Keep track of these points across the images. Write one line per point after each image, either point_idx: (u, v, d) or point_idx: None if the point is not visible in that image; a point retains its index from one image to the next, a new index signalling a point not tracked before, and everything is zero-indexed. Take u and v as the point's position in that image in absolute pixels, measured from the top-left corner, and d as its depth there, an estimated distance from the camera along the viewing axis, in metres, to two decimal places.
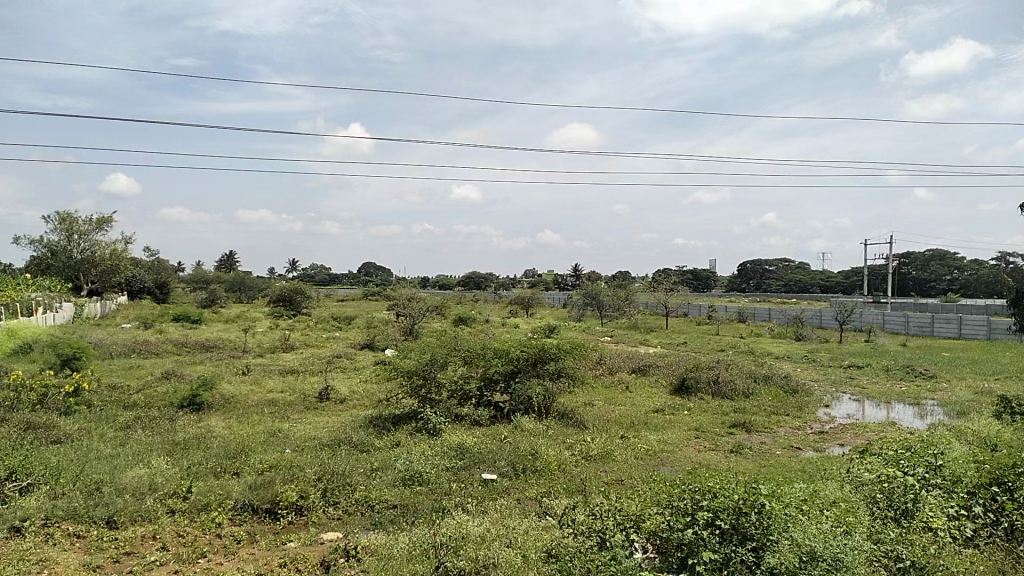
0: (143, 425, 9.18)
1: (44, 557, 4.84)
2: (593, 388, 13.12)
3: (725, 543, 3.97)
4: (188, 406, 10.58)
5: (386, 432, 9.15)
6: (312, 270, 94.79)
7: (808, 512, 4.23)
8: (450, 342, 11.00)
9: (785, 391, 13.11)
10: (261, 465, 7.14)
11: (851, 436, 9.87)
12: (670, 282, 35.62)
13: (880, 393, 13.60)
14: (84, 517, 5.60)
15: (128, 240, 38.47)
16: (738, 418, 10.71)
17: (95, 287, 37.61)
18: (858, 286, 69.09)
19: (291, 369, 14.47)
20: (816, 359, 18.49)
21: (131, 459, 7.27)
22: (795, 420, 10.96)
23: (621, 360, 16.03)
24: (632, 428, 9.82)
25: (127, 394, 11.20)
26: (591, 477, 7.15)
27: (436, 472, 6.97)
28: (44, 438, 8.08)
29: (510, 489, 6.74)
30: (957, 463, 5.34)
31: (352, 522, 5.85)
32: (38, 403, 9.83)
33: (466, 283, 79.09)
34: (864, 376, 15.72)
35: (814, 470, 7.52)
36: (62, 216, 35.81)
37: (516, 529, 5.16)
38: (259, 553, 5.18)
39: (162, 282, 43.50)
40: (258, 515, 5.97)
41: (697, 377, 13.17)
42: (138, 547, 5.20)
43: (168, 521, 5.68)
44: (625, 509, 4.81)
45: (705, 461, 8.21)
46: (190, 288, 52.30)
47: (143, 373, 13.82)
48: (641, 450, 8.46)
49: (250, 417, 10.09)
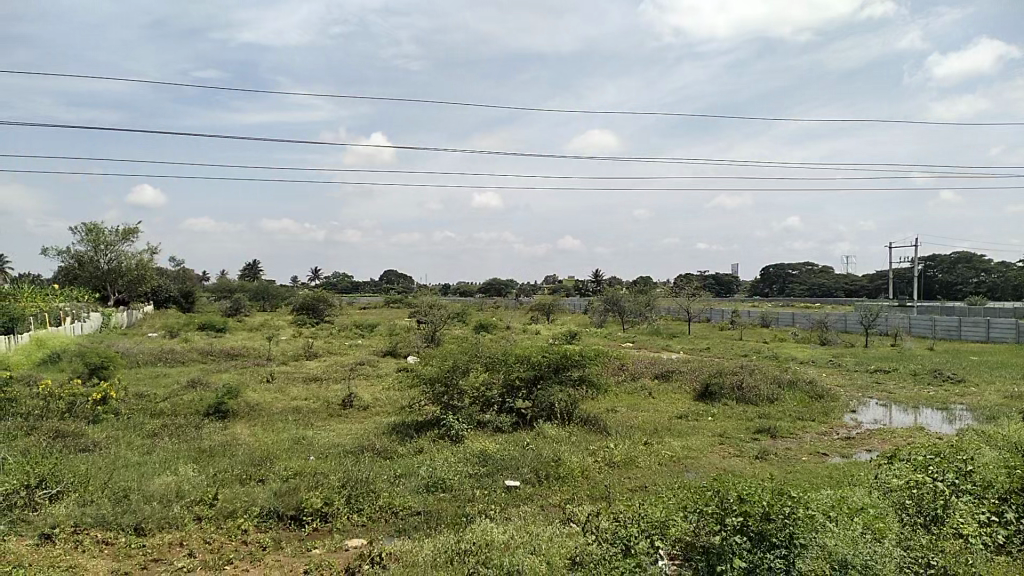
0: (169, 432, 9.29)
1: (74, 564, 4.91)
2: (617, 395, 13.07)
3: (755, 549, 3.89)
4: (215, 413, 10.70)
5: (409, 438, 9.22)
6: (334, 278, 95.48)
7: (837, 519, 4.19)
8: (471, 349, 11.03)
9: (810, 396, 12.98)
10: (286, 472, 7.20)
11: (879, 441, 9.75)
12: (693, 285, 35.48)
13: (907, 398, 13.43)
14: (113, 524, 5.67)
15: (153, 250, 39.00)
16: (764, 423, 10.64)
17: (122, 296, 38.20)
18: (884, 291, 68.30)
19: (314, 377, 14.54)
20: (843, 363, 18.26)
21: (158, 466, 7.36)
22: (821, 426, 10.84)
23: (644, 366, 15.96)
24: (655, 435, 9.77)
25: (154, 402, 11.34)
26: (614, 484, 7.13)
27: (459, 479, 7.00)
28: (74, 446, 8.21)
29: (534, 495, 6.73)
30: (989, 470, 5.20)
31: (376, 529, 5.88)
32: (68, 411, 9.98)
33: (487, 290, 79.38)
34: (891, 380, 15.53)
35: (842, 476, 7.44)
36: (89, 227, 36.36)
37: (540, 536, 5.15)
38: (285, 559, 5.21)
39: (187, 291, 44.05)
40: (284, 522, 6.02)
41: (721, 383, 13.09)
42: (166, 554, 5.24)
43: (194, 528, 5.74)
44: (649, 516, 4.75)
45: (728, 467, 8.16)
46: (215, 297, 53.00)
47: (169, 381, 13.96)
48: (664, 457, 8.42)
49: (275, 424, 10.18)
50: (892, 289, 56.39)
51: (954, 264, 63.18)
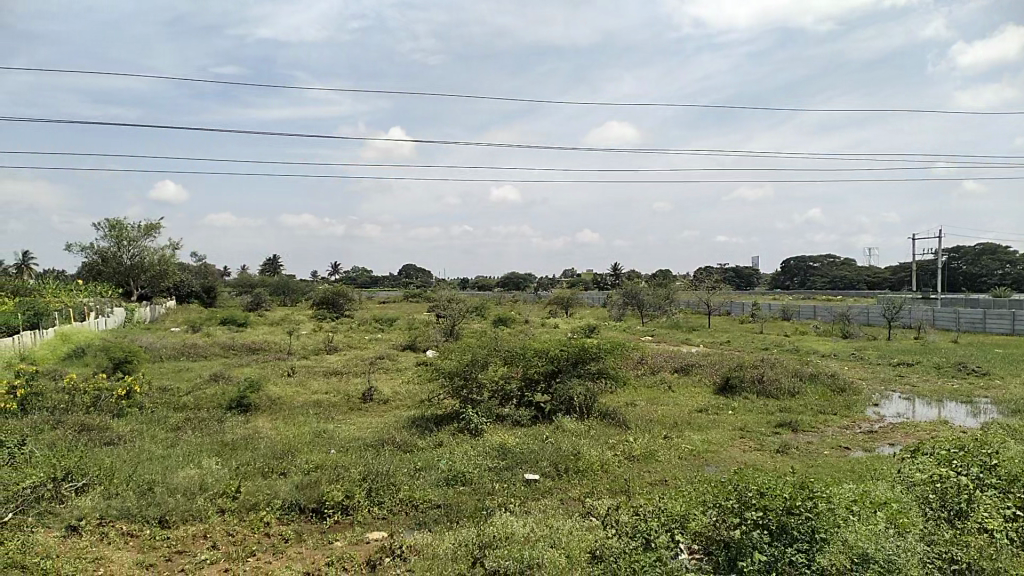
0: (192, 425, 9.40)
1: (99, 555, 4.98)
2: (636, 389, 13.05)
3: (775, 543, 3.87)
4: (237, 407, 10.81)
5: (428, 431, 9.27)
6: (353, 272, 96.03)
7: (858, 513, 4.18)
8: (490, 343, 11.05)
9: (831, 390, 12.87)
10: (307, 465, 7.26)
11: (902, 436, 9.64)
12: (713, 278, 35.32)
13: (931, 391, 13.27)
14: (138, 516, 5.75)
15: (175, 245, 39.41)
16: (785, 417, 10.57)
17: (145, 291, 38.67)
18: (906, 283, 67.60)
19: (334, 371, 14.63)
20: (865, 357, 18.08)
21: (182, 460, 7.44)
22: (843, 419, 10.75)
23: (664, 359, 15.91)
24: (676, 429, 9.72)
25: (177, 396, 11.45)
26: (634, 478, 7.11)
27: (478, 472, 7.02)
28: (99, 439, 8.32)
29: (553, 488, 6.74)
30: (1014, 465, 5.12)
31: (396, 522, 5.91)
32: (92, 405, 10.12)
33: (506, 284, 79.48)
34: (914, 373, 15.37)
35: (864, 470, 7.38)
36: (112, 223, 36.79)
37: (560, 529, 5.16)
38: (306, 551, 5.26)
39: (209, 287, 44.49)
40: (306, 515, 6.07)
41: (741, 377, 13.02)
42: (189, 546, 5.31)
43: (217, 520, 5.80)
44: (669, 509, 4.73)
45: (750, 461, 8.12)
46: (236, 292, 53.46)
47: (192, 375, 14.10)
48: (684, 451, 8.38)
49: (296, 418, 10.25)
50: (916, 281, 55.67)
51: (979, 255, 62.35)
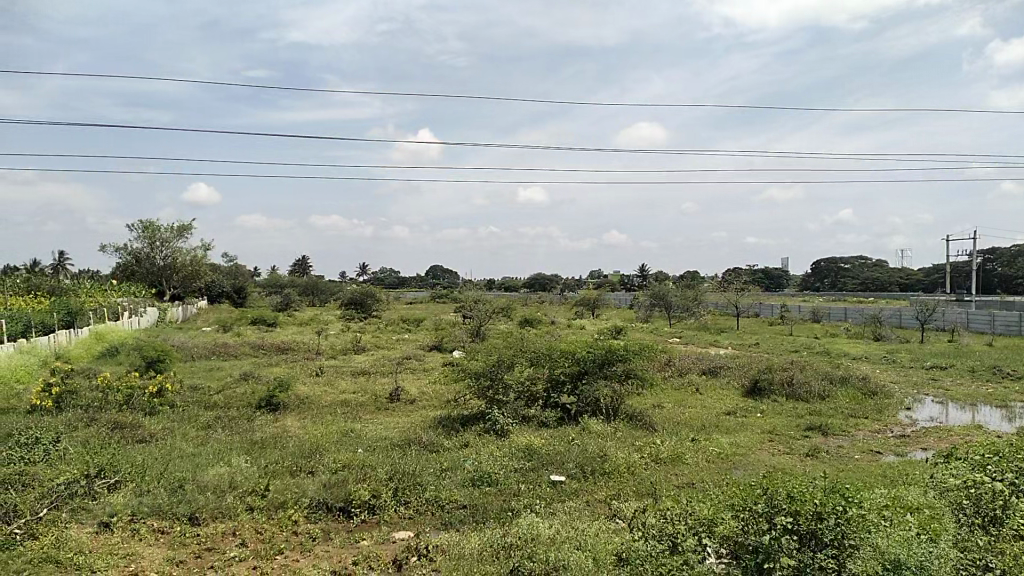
0: (223, 424, 9.52)
1: (131, 552, 5.06)
2: (663, 391, 12.98)
3: (804, 549, 3.83)
4: (266, 406, 10.93)
5: (455, 432, 9.29)
6: (382, 273, 96.69)
7: (890, 519, 4.15)
8: (517, 343, 11.08)
9: (863, 393, 12.68)
10: (335, 464, 7.31)
11: (935, 440, 9.48)
12: (742, 280, 34.98)
13: (965, 395, 13.02)
14: (168, 513, 5.83)
15: (206, 246, 39.93)
16: (815, 420, 10.44)
17: (177, 291, 39.26)
18: (940, 285, 66.45)
19: (362, 371, 14.73)
20: (897, 360, 17.81)
21: (212, 458, 7.53)
22: (875, 424, 10.58)
23: (692, 361, 15.81)
24: (703, 431, 9.65)
25: (208, 395, 11.61)
26: (661, 481, 7.07)
27: (505, 473, 7.02)
28: (132, 437, 8.46)
29: (580, 490, 6.72)
30: None
31: (423, 522, 5.93)
32: (125, 403, 10.29)
33: (532, 285, 79.46)
34: (948, 377, 15.09)
35: (896, 475, 7.26)
36: (145, 224, 37.30)
37: (586, 531, 5.15)
38: (334, 550, 5.30)
39: (240, 287, 45.03)
40: (333, 513, 6.12)
41: (770, 379, 12.88)
42: (218, 543, 5.37)
43: (247, 518, 5.86)
44: (697, 513, 4.70)
45: (780, 464, 8.05)
46: (266, 292, 54.07)
47: (223, 374, 14.28)
48: (712, 454, 8.31)
49: (324, 417, 10.35)
50: (950, 282, 54.60)
51: (1016, 257, 61.02)
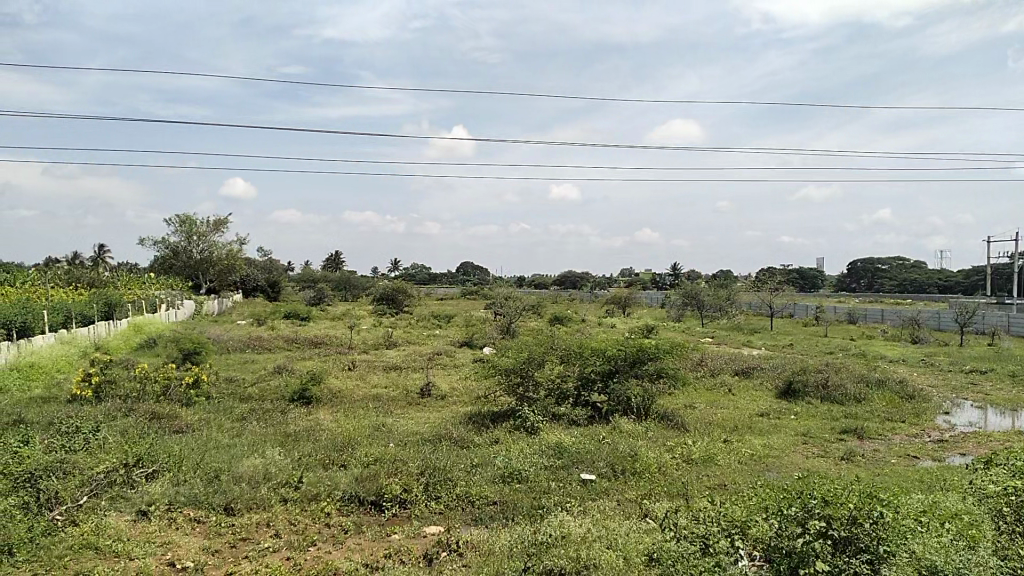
0: (257, 416, 9.63)
1: (168, 540, 5.16)
2: (694, 390, 12.91)
3: (839, 554, 3.75)
4: (299, 399, 11.05)
5: (486, 428, 9.33)
6: (412, 270, 97.12)
7: (927, 526, 4.07)
8: (547, 341, 11.07)
9: (899, 396, 12.46)
10: (366, 458, 7.38)
11: (974, 445, 9.28)
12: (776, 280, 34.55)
13: (1006, 399, 12.75)
14: (204, 503, 5.93)
15: (242, 240, 40.53)
16: (850, 423, 10.28)
17: (213, 285, 39.88)
18: (981, 287, 65.04)
19: (394, 366, 14.82)
20: (935, 363, 17.46)
21: (247, 449, 7.63)
22: (912, 427, 10.40)
23: (724, 361, 15.69)
24: (735, 432, 9.58)
25: (243, 387, 11.75)
26: (693, 481, 7.03)
27: (535, 471, 7.02)
28: (169, 427, 8.62)
29: (611, 489, 6.71)
30: None
31: (453, 517, 5.96)
32: (162, 394, 10.49)
33: (563, 283, 79.33)
34: (987, 381, 14.76)
35: (932, 480, 7.16)
36: (182, 218, 37.97)
37: (617, 530, 5.16)
38: (366, 543, 5.35)
39: (274, 281, 45.55)
40: (364, 507, 6.17)
41: (805, 381, 12.74)
42: (253, 533, 5.45)
43: (280, 509, 5.95)
44: (729, 513, 4.70)
45: (813, 467, 7.94)
46: (300, 286, 54.59)
47: (257, 367, 14.46)
48: (745, 455, 8.26)
49: (356, 411, 10.45)
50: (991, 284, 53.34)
51: None
